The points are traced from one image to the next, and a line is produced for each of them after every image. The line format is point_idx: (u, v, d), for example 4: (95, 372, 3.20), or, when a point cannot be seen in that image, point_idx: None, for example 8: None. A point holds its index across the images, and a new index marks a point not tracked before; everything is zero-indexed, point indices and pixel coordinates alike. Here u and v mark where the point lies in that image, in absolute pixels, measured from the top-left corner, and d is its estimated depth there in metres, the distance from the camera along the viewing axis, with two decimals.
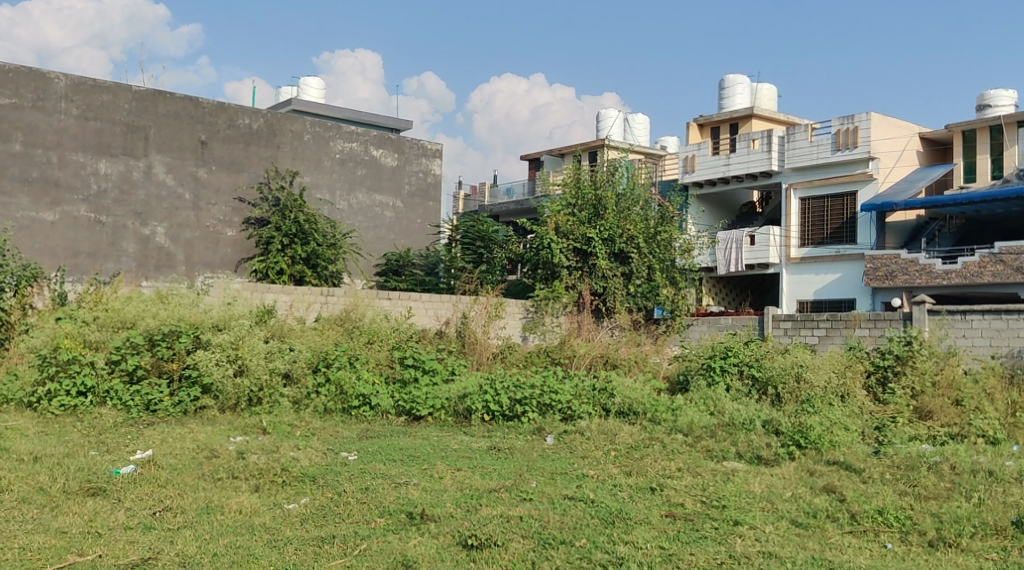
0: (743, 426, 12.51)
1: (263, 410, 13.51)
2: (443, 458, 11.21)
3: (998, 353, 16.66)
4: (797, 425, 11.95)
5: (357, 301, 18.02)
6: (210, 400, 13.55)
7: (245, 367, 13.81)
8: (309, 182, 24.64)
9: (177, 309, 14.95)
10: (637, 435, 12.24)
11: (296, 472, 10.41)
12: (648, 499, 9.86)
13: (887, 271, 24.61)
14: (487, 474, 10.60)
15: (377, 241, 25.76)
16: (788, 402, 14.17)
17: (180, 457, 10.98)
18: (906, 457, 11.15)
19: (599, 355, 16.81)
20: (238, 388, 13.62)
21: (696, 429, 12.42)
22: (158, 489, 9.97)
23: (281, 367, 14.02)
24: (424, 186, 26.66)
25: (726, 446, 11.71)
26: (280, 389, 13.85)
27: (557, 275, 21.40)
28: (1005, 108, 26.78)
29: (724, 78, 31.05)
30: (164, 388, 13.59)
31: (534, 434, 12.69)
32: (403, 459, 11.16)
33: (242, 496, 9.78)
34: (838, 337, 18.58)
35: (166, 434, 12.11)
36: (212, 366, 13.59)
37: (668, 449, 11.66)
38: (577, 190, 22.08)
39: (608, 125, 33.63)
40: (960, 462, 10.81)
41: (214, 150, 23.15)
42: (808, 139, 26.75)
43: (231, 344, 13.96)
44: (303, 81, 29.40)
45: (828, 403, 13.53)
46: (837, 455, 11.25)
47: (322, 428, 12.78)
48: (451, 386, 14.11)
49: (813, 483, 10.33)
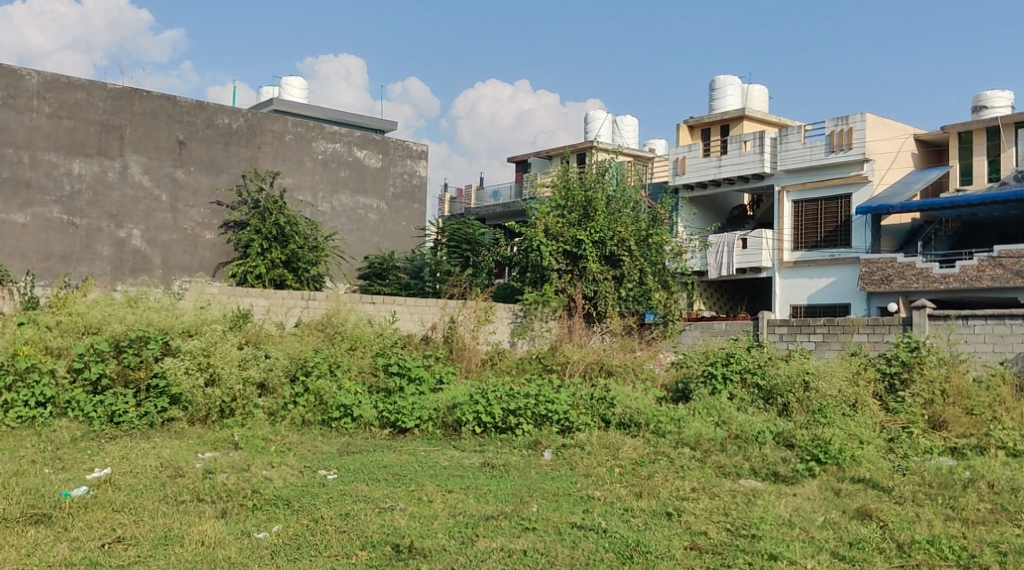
0: (754, 439, 11.87)
1: (235, 422, 12.76)
2: (432, 477, 10.50)
3: (1004, 360, 16.07)
4: (814, 439, 11.29)
5: (338, 306, 17.29)
6: (179, 412, 12.84)
7: (216, 376, 13.09)
8: (290, 183, 23.89)
9: (146, 314, 14.20)
10: (641, 449, 11.59)
11: (268, 494, 9.71)
12: (665, 526, 9.17)
13: (884, 275, 24.02)
14: (483, 496, 9.90)
15: (361, 244, 25.04)
16: (797, 412, 13.53)
17: (141, 476, 10.26)
18: (929, 474, 10.52)
19: (595, 362, 16.16)
20: (208, 399, 12.89)
21: (703, 442, 11.75)
22: (112, 515, 9.23)
23: (257, 376, 13.27)
24: (408, 187, 25.96)
25: (738, 462, 11.07)
26: (255, 399, 13.10)
27: (546, 279, 20.70)
28: (1002, 109, 26.24)
29: (715, 79, 30.45)
30: (129, 399, 12.84)
31: (531, 448, 11.99)
32: (387, 478, 10.45)
33: (206, 524, 9.03)
34: (836, 343, 17.97)
35: (129, 449, 11.39)
36: (181, 375, 12.92)
37: (676, 465, 10.99)
38: (566, 191, 21.42)
39: (597, 127, 32.99)
40: (997, 480, 10.22)
41: (193, 150, 22.39)
42: (801, 140, 26.15)
43: (202, 351, 13.23)
44: (284, 81, 28.67)
45: (839, 413, 12.88)
46: (861, 472, 10.59)
47: (299, 442, 12.04)
48: (439, 396, 13.44)
49: (846, 507, 9.66)
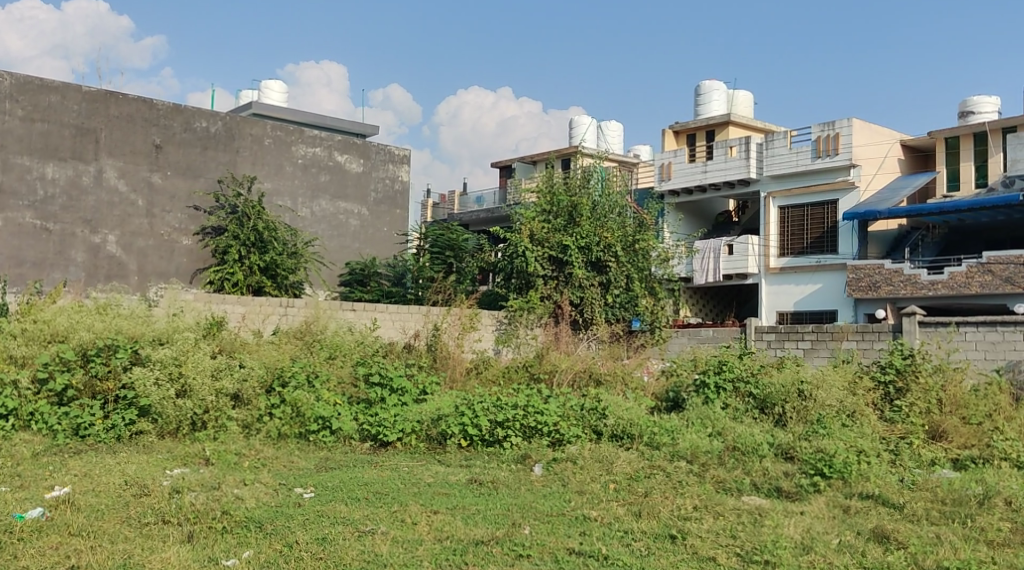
0: (752, 452, 11.49)
1: (207, 436, 12.29)
2: (416, 496, 10.05)
3: (996, 368, 15.82)
4: (818, 452, 10.90)
5: (318, 313, 16.86)
6: (147, 425, 12.37)
7: (187, 387, 12.62)
8: (269, 188, 23.38)
9: (115, 322, 13.63)
10: (636, 462, 11.20)
11: (239, 516, 9.28)
12: (670, 551, 8.77)
13: (871, 281, 23.73)
14: (470, 518, 9.46)
15: (342, 250, 24.59)
16: (793, 422, 13.15)
17: (103, 496, 9.81)
18: (938, 490, 10.17)
19: (583, 370, 15.80)
20: (179, 411, 12.44)
21: (700, 455, 11.37)
22: (69, 539, 8.77)
23: (230, 387, 12.78)
24: (390, 193, 25.52)
25: (739, 477, 10.71)
26: (229, 412, 12.64)
27: (532, 285, 20.26)
28: (988, 115, 26.01)
29: (700, 84, 30.12)
30: (96, 411, 12.37)
31: (520, 463, 11.56)
32: (368, 497, 10.00)
33: (170, 550, 8.58)
34: (825, 350, 17.68)
35: (93, 465, 10.92)
36: (150, 386, 12.48)
37: (673, 481, 10.60)
38: (552, 196, 21.02)
39: (581, 132, 32.62)
40: (1013, 496, 9.85)
41: (170, 155, 21.89)
42: (787, 146, 25.82)
43: (173, 361, 12.79)
44: (264, 84, 28.19)
45: (839, 424, 12.50)
46: (869, 487, 10.23)
47: (275, 457, 11.59)
48: (422, 407, 13.01)
49: (859, 528, 9.28)
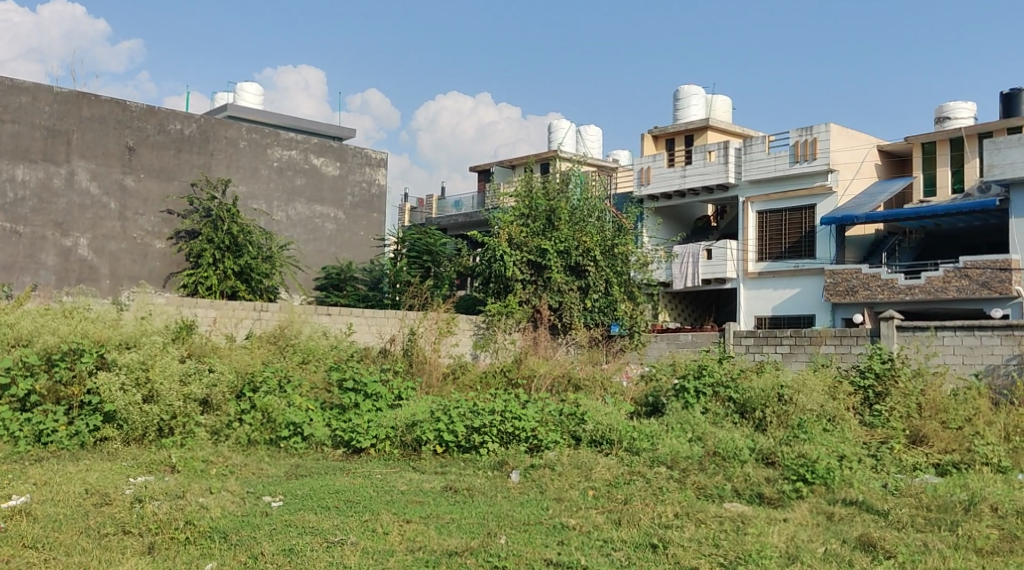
0: (733, 457, 11.36)
1: (174, 442, 12.07)
2: (388, 505, 9.85)
3: (974, 373, 15.76)
4: (801, 458, 10.76)
5: (292, 317, 16.62)
6: (112, 432, 12.14)
7: (154, 393, 12.36)
8: (244, 192, 23.09)
9: (80, 324, 13.31)
10: (615, 469, 11.03)
11: (203, 526, 9.06)
12: (650, 560, 8.62)
13: (849, 286, 23.69)
14: (443, 527, 9.27)
15: (318, 254, 24.34)
16: (774, 428, 13.03)
17: (62, 506, 9.58)
18: (922, 496, 10.05)
19: (562, 375, 15.64)
20: (145, 417, 12.21)
21: (681, 461, 11.22)
22: (25, 552, 8.52)
23: (199, 393, 12.54)
24: (367, 196, 25.30)
25: (720, 483, 10.56)
26: (196, 417, 12.40)
27: (510, 289, 20.07)
28: (964, 121, 26.05)
29: (678, 89, 30.04)
30: (59, 417, 12.11)
31: (496, 470, 11.37)
32: (338, 506, 9.78)
33: (131, 563, 8.35)
34: (803, 354, 17.59)
35: (54, 473, 10.65)
36: (116, 392, 12.16)
37: (653, 487, 10.44)
38: (530, 199, 20.84)
39: (560, 136, 32.49)
40: (1000, 501, 9.74)
41: (143, 157, 21.59)
42: (765, 150, 25.74)
43: (140, 365, 12.51)
44: (239, 86, 27.90)
45: (821, 429, 12.37)
46: (852, 494, 10.10)
47: (243, 464, 11.39)
48: (397, 413, 12.78)
49: (845, 535, 9.15)
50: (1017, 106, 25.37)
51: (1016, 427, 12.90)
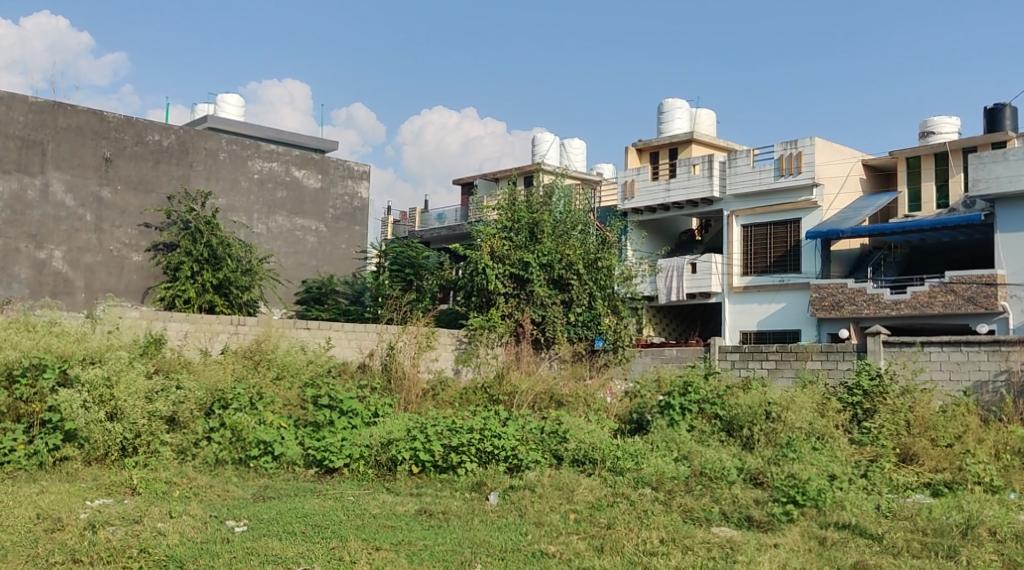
0: (720, 477, 11.10)
1: (136, 462, 11.73)
2: (358, 530, 9.56)
3: (962, 389, 15.56)
4: (791, 479, 10.49)
5: (269, 331, 16.30)
6: (73, 451, 11.79)
7: (118, 410, 11.99)
8: (224, 204, 22.73)
9: (45, 339, 12.95)
10: (598, 490, 10.75)
11: (157, 554, 8.81)
12: None
13: (834, 301, 23.49)
14: (414, 554, 8.97)
15: (298, 267, 23.99)
16: (762, 446, 12.74)
17: (13, 533, 9.27)
18: (917, 518, 9.79)
19: (545, 391, 15.34)
20: (108, 436, 11.87)
21: (667, 482, 10.93)
22: None
23: (165, 410, 12.21)
24: (349, 209, 24.99)
25: (707, 505, 10.29)
26: (162, 436, 12.07)
27: (492, 303, 19.76)
28: (948, 135, 25.94)
29: (663, 102, 29.86)
30: (18, 436, 11.77)
31: (474, 491, 11.06)
32: (304, 532, 9.51)
33: None
34: (790, 370, 17.35)
35: (9, 496, 10.32)
36: (77, 409, 11.83)
37: (637, 510, 10.15)
38: (512, 212, 20.54)
39: (544, 149, 32.26)
40: (999, 525, 9.48)
41: (120, 168, 21.23)
42: (750, 164, 25.53)
43: (104, 382, 12.11)
44: (220, 98, 27.57)
45: (810, 446, 12.11)
46: (845, 516, 9.82)
47: (209, 486, 11.12)
48: (373, 430, 12.44)
49: (837, 561, 8.89)
50: (1001, 121, 25.29)
51: (1006, 445, 12.67)
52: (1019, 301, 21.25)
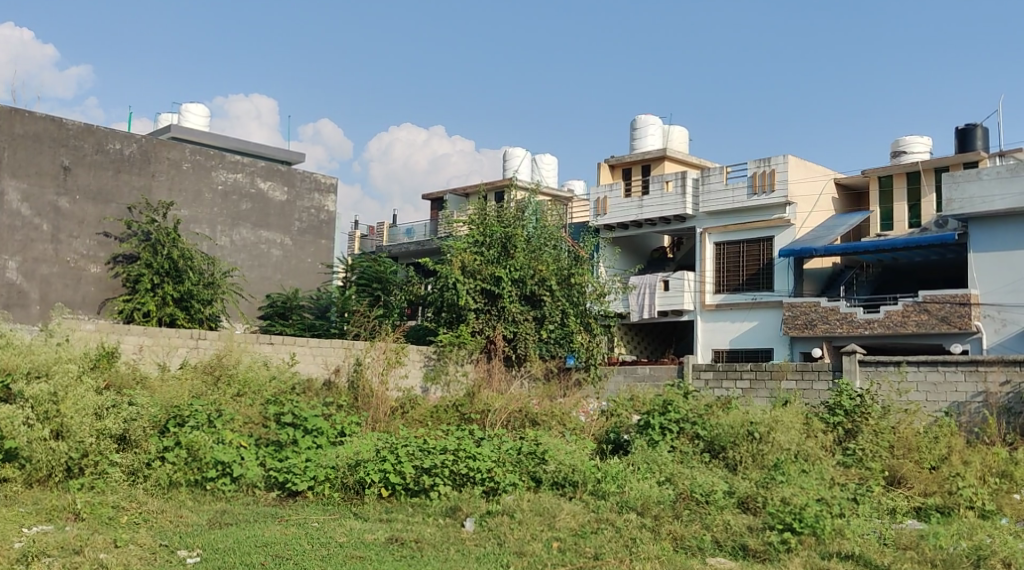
0: (706, 502, 10.67)
1: (83, 485, 11.15)
2: (322, 561, 9.06)
3: (941, 410, 15.22)
4: (785, 503, 10.05)
5: (231, 345, 15.70)
6: (13, 472, 11.21)
7: (64, 427, 11.48)
8: (186, 215, 22.08)
9: None
10: (581, 516, 10.29)
11: None
12: None
13: (807, 320, 23.16)
14: None
15: (262, 281, 23.37)
16: (750, 468, 12.29)
17: None
18: (924, 548, 9.45)
19: (518, 410, 14.84)
20: (52, 455, 11.30)
21: (653, 507, 10.48)
22: None
23: (114, 428, 11.64)
24: (316, 222, 24.42)
25: (698, 533, 9.91)
26: (110, 456, 11.50)
27: (463, 319, 19.27)
28: (920, 155, 25.77)
29: (635, 119, 29.54)
30: None
31: (448, 517, 10.55)
32: (264, 563, 8.99)
33: None
34: (764, 389, 16.99)
35: None
36: (19, 427, 11.26)
37: (624, 537, 9.75)
38: (484, 227, 20.06)
39: (515, 164, 31.84)
40: (1010, 555, 9.11)
41: (79, 177, 20.57)
42: (723, 181, 25.21)
43: (50, 398, 11.57)
44: (184, 108, 26.94)
45: (800, 469, 11.71)
46: (847, 546, 9.44)
47: (160, 511, 10.59)
48: (339, 451, 11.94)
49: None
50: (973, 141, 25.15)
51: (992, 468, 12.34)
52: (992, 320, 21.03)
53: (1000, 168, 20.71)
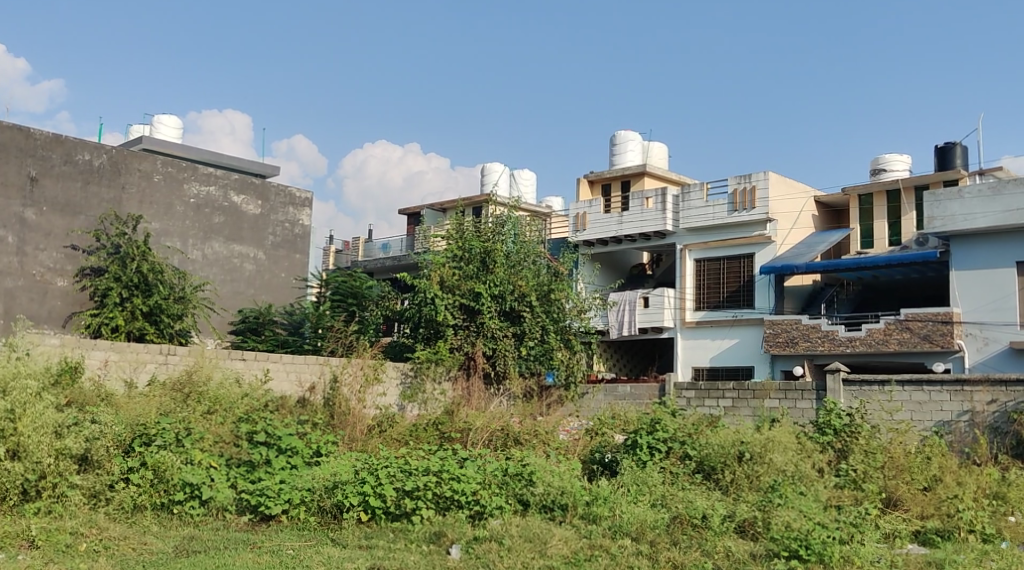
0: (702, 528, 10.31)
1: (40, 510, 10.60)
2: None
3: (928, 429, 14.93)
4: (788, 527, 9.72)
5: (201, 361, 15.20)
6: None
7: (20, 447, 10.91)
8: (157, 228, 21.56)
9: None
10: (573, 542, 9.92)
11: None
12: None
13: (788, 337, 22.85)
14: None
15: (235, 296, 22.85)
16: (746, 491, 11.89)
17: None
18: None
19: (500, 428, 14.43)
20: (6, 476, 10.71)
21: (648, 532, 10.15)
22: None
23: (75, 448, 11.11)
24: (290, 236, 23.93)
25: (698, 560, 9.59)
26: (69, 478, 10.95)
27: (441, 335, 18.85)
28: (899, 173, 25.62)
29: (615, 135, 29.27)
30: None
31: (433, 543, 10.10)
32: None
33: None
34: (746, 408, 16.66)
35: None
36: None
37: (620, 565, 9.44)
38: (462, 241, 19.66)
39: (493, 179, 31.49)
40: None
41: (46, 188, 20.04)
42: (703, 198, 24.93)
43: (7, 416, 11.08)
44: (156, 119, 26.44)
45: (799, 491, 11.38)
46: None
47: (123, 539, 10.11)
48: (315, 472, 11.50)
49: None
50: (952, 160, 25.00)
51: (986, 489, 12.05)
52: (974, 339, 20.77)
53: (981, 186, 20.54)
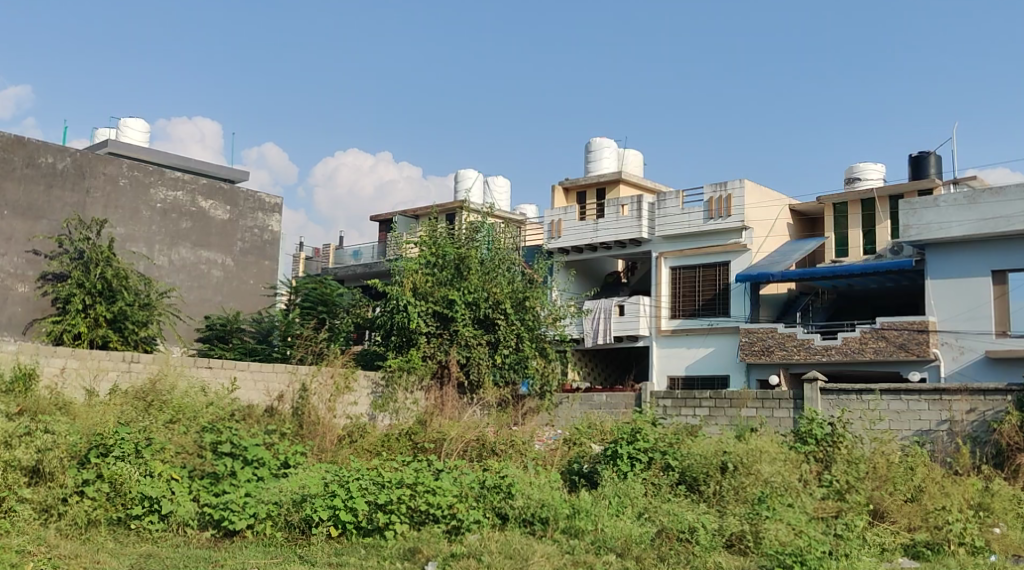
0: (688, 544, 9.98)
1: None
2: None
3: (908, 439, 14.68)
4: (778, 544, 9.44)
5: (166, 369, 14.75)
6: None
7: None
8: (122, 234, 21.06)
9: None
10: (556, 558, 9.59)
11: None
12: None
13: (764, 345, 22.59)
14: None
15: (202, 303, 22.37)
16: (734, 503, 11.51)
17: None
18: None
19: (475, 438, 14.06)
20: None
21: (633, 547, 9.86)
22: None
23: (23, 461, 10.72)
24: (259, 242, 23.47)
25: None
26: (20, 491, 10.46)
27: (413, 343, 18.43)
28: (873, 181, 25.49)
29: (590, 141, 29.00)
30: None
31: (408, 560, 9.71)
32: None
33: None
34: (723, 417, 16.39)
35: None
36: None
37: None
38: (435, 247, 19.30)
39: (467, 186, 31.12)
40: None
41: (7, 192, 19.52)
42: (679, 206, 24.69)
43: None
44: (123, 122, 25.92)
45: (785, 504, 11.10)
46: None
47: (78, 557, 9.67)
48: (282, 485, 11.08)
49: None
50: (926, 168, 24.89)
51: (971, 500, 11.81)
52: (949, 348, 20.55)
53: (957, 196, 20.39)
